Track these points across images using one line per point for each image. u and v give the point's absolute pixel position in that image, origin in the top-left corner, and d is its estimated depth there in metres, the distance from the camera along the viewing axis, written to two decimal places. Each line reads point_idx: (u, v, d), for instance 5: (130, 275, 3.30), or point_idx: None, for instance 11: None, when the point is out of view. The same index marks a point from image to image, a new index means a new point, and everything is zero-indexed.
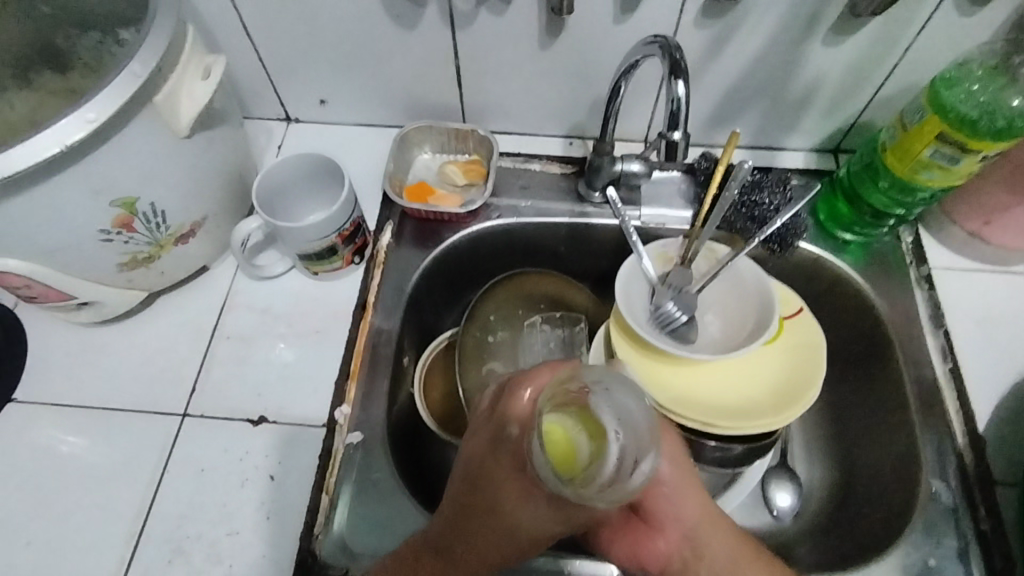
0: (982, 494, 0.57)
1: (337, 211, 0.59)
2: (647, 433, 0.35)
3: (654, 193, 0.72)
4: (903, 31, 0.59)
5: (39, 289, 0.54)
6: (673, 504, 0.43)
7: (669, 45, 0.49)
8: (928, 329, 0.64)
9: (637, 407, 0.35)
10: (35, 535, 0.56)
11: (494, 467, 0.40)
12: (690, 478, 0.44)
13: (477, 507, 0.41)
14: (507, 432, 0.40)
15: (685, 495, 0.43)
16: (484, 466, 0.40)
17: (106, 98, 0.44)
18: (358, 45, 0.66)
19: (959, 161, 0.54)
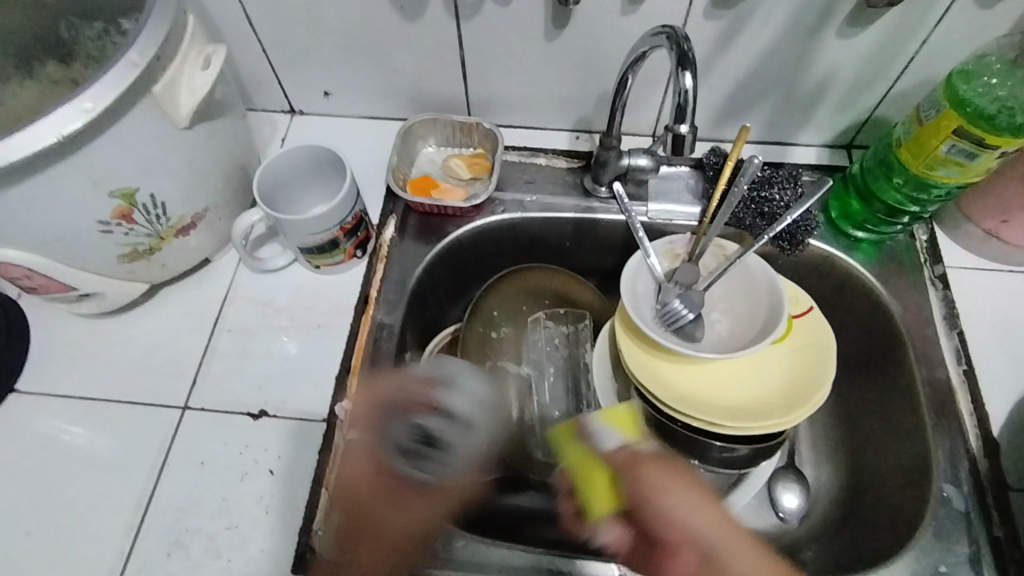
0: (996, 499, 0.56)
1: (338, 204, 0.58)
2: (484, 407, 0.52)
3: (662, 188, 0.71)
4: (920, 23, 0.57)
5: (41, 280, 0.54)
6: (679, 510, 0.45)
7: (677, 35, 0.47)
8: (942, 330, 0.63)
9: (478, 387, 0.52)
10: (36, 525, 0.56)
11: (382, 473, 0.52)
12: (691, 482, 0.46)
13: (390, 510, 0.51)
14: (383, 436, 0.53)
15: (671, 483, 0.45)
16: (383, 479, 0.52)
17: (104, 88, 0.44)
18: (362, 36, 0.66)
19: (978, 157, 0.52)
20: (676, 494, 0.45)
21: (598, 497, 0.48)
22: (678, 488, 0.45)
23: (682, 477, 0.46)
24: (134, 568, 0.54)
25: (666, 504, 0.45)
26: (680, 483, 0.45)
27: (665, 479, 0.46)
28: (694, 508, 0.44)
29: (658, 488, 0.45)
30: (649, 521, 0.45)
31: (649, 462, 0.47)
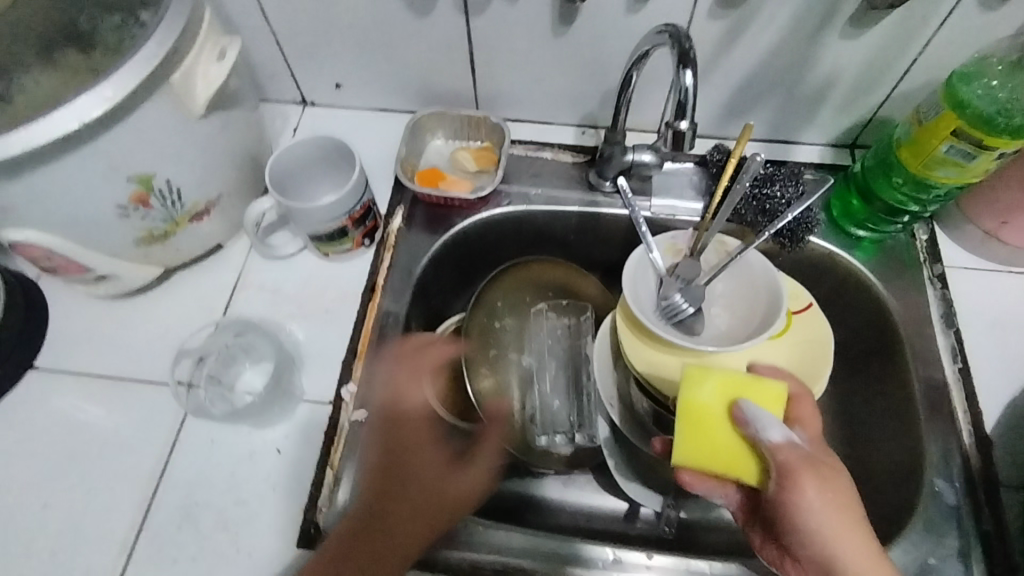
0: (986, 494, 0.57)
1: (347, 193, 0.60)
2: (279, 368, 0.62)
3: (666, 183, 0.72)
4: (924, 24, 0.58)
5: (61, 261, 0.56)
6: (816, 522, 0.44)
7: (678, 34, 0.48)
8: (939, 328, 0.64)
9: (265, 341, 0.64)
10: (54, 497, 0.58)
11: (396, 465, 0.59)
12: (847, 509, 0.45)
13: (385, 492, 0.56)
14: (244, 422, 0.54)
15: (827, 500, 0.44)
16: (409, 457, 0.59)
17: (123, 78, 0.46)
18: (373, 30, 0.67)
19: (975, 158, 0.53)
20: (828, 513, 0.44)
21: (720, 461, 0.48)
22: (832, 509, 0.44)
23: (844, 498, 0.45)
24: (146, 540, 0.56)
25: (813, 520, 0.44)
26: (839, 501, 0.45)
27: (824, 498, 0.44)
28: (846, 526, 0.44)
29: (815, 505, 0.44)
30: (788, 522, 0.46)
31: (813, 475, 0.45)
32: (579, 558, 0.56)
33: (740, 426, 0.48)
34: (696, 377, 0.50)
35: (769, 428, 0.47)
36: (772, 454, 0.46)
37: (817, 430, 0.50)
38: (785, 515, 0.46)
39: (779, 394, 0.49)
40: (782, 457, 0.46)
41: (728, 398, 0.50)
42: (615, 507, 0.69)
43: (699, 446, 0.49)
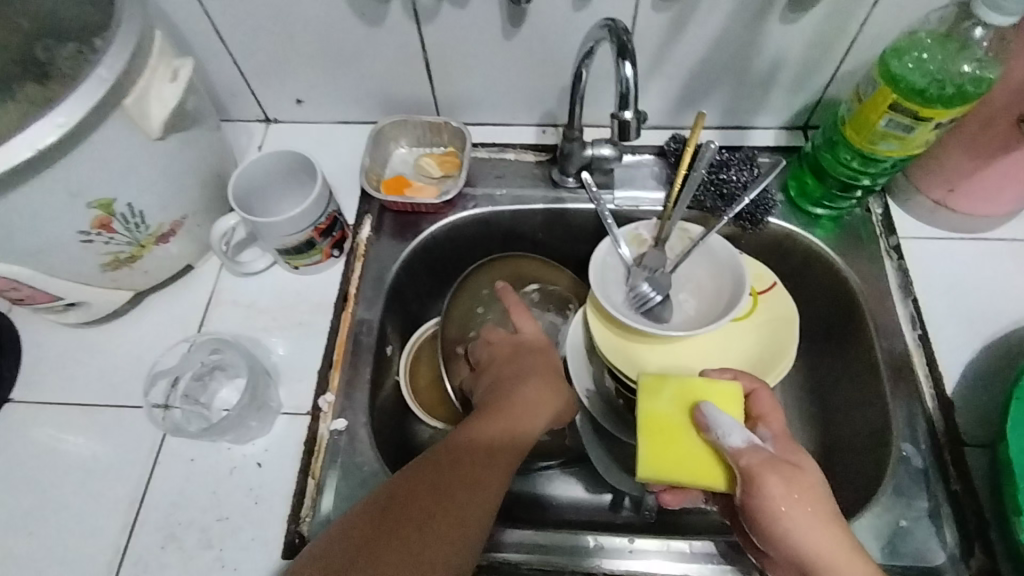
0: (953, 455, 0.58)
1: (311, 206, 0.61)
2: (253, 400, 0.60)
3: (628, 175, 0.73)
4: (858, 3, 0.60)
5: (27, 291, 0.56)
6: (784, 523, 0.45)
7: (617, 28, 0.49)
8: (898, 297, 0.65)
9: (234, 354, 0.63)
10: (35, 526, 0.58)
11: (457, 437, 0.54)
12: (815, 507, 0.45)
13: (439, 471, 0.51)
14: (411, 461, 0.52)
15: (795, 501, 0.45)
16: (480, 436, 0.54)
17: (75, 104, 0.46)
18: (328, 43, 0.68)
19: (915, 130, 0.55)
20: (795, 512, 0.45)
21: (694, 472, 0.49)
22: (799, 509, 0.45)
23: (811, 496, 0.45)
24: (131, 561, 0.56)
25: (785, 523, 0.45)
26: (807, 499, 0.45)
27: (788, 498, 0.45)
28: (818, 521, 0.45)
29: (782, 504, 0.45)
30: (759, 526, 0.47)
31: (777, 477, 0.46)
32: (560, 547, 0.57)
33: (700, 431, 0.51)
34: (654, 387, 0.54)
35: (728, 430, 0.48)
36: (735, 458, 0.47)
37: (780, 424, 0.52)
38: (757, 520, 0.46)
39: (734, 394, 0.52)
40: (745, 460, 0.47)
41: (686, 405, 0.52)
42: (600, 498, 0.69)
43: (668, 454, 0.50)
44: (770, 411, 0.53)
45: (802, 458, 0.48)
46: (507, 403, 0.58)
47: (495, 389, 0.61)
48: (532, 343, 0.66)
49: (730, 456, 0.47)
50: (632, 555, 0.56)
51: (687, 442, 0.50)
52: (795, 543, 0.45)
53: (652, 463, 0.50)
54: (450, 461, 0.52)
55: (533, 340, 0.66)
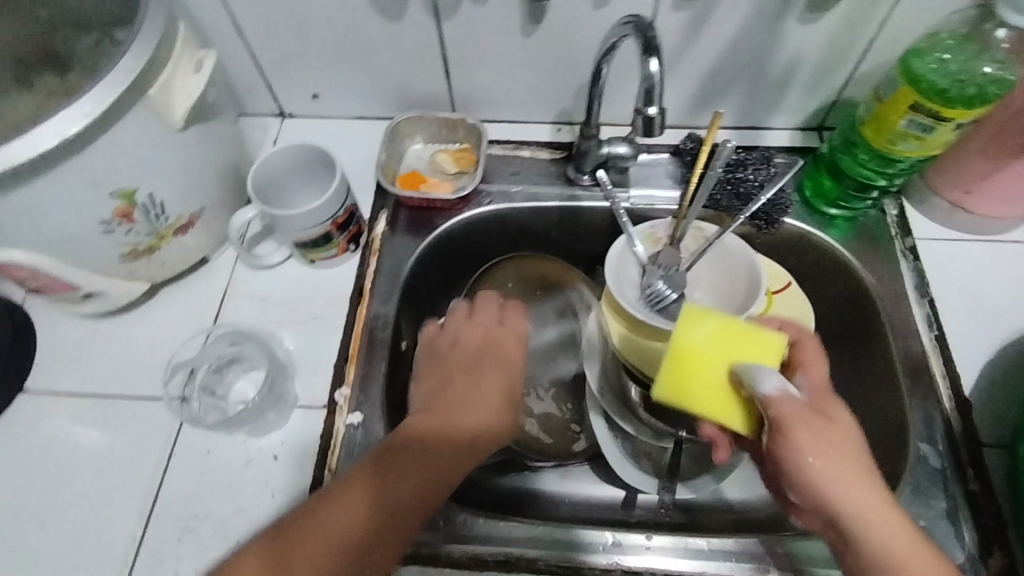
0: (970, 455, 0.58)
1: (330, 199, 0.61)
2: (268, 396, 0.60)
3: (643, 174, 0.74)
4: (877, 4, 0.60)
5: (46, 280, 0.56)
6: (810, 473, 0.43)
7: (642, 24, 0.50)
8: (914, 298, 0.66)
9: (255, 350, 0.64)
10: (50, 517, 0.58)
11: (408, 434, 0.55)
12: (843, 457, 0.43)
13: (388, 474, 0.52)
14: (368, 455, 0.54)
15: (822, 450, 0.43)
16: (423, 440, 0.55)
17: (101, 93, 0.46)
18: (346, 39, 0.68)
19: (934, 130, 0.55)
20: (829, 456, 0.43)
21: (712, 408, 0.48)
22: (833, 453, 0.43)
23: (837, 445, 0.43)
24: (147, 553, 0.56)
25: (811, 472, 0.43)
26: (835, 448, 0.43)
27: (823, 439, 0.43)
28: (851, 465, 0.43)
29: (818, 447, 0.43)
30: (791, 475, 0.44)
31: (806, 424, 0.43)
32: (577, 544, 0.57)
33: (730, 371, 0.48)
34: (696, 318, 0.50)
35: (763, 378, 0.46)
36: (767, 406, 0.44)
37: (820, 373, 0.50)
38: (784, 469, 0.44)
39: (778, 346, 0.48)
40: (775, 409, 0.44)
41: (723, 344, 0.49)
42: (612, 496, 0.69)
43: (688, 384, 0.48)
44: (811, 360, 0.51)
45: (829, 407, 0.46)
46: (469, 408, 0.58)
47: (461, 377, 0.60)
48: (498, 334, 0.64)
49: (763, 404, 0.45)
50: (649, 552, 0.56)
51: (713, 378, 0.48)
52: (827, 492, 0.43)
53: (668, 389, 0.49)
54: (397, 460, 0.53)
55: (501, 333, 0.64)
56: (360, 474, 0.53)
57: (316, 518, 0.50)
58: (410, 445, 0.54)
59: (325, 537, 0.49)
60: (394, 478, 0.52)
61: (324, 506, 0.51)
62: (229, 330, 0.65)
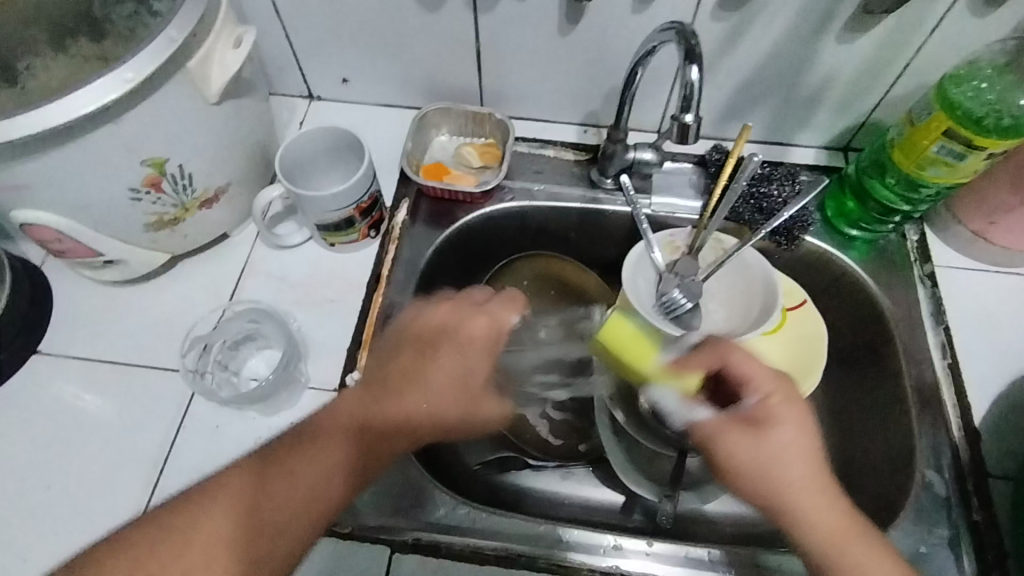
0: (975, 485, 0.58)
1: (356, 183, 0.61)
2: (279, 379, 0.60)
3: (666, 182, 0.73)
4: (915, 30, 0.60)
5: (70, 244, 0.56)
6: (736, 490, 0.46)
7: (684, 30, 0.50)
8: (929, 325, 0.66)
9: (276, 328, 0.64)
10: (56, 480, 0.58)
11: (382, 390, 0.49)
12: (763, 478, 0.44)
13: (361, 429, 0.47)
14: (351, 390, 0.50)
15: (739, 471, 0.45)
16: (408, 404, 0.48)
17: (143, 61, 0.47)
18: (382, 26, 0.68)
19: (966, 158, 0.56)
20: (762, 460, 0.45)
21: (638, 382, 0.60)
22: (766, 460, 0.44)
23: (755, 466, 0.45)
24: None
25: (735, 488, 0.46)
26: (753, 470, 0.45)
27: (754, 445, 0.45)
28: (788, 467, 0.44)
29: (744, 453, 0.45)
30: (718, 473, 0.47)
31: (721, 446, 0.46)
32: (575, 545, 0.57)
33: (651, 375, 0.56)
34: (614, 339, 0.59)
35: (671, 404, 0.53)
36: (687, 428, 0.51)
37: (765, 376, 0.47)
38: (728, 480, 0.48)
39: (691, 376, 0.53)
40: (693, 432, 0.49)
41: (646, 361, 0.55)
42: (612, 499, 0.69)
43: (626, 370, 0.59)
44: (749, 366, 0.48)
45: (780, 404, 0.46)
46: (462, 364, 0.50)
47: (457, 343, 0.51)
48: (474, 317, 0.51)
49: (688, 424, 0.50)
50: (648, 558, 0.56)
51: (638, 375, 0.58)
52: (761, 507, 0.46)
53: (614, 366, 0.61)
54: (372, 406, 0.48)
55: (480, 334, 0.51)
56: (334, 416, 0.47)
57: (292, 458, 0.45)
58: (387, 403, 0.48)
59: (304, 488, 0.44)
60: (376, 409, 0.48)
61: (298, 447, 0.46)
62: (248, 307, 0.64)
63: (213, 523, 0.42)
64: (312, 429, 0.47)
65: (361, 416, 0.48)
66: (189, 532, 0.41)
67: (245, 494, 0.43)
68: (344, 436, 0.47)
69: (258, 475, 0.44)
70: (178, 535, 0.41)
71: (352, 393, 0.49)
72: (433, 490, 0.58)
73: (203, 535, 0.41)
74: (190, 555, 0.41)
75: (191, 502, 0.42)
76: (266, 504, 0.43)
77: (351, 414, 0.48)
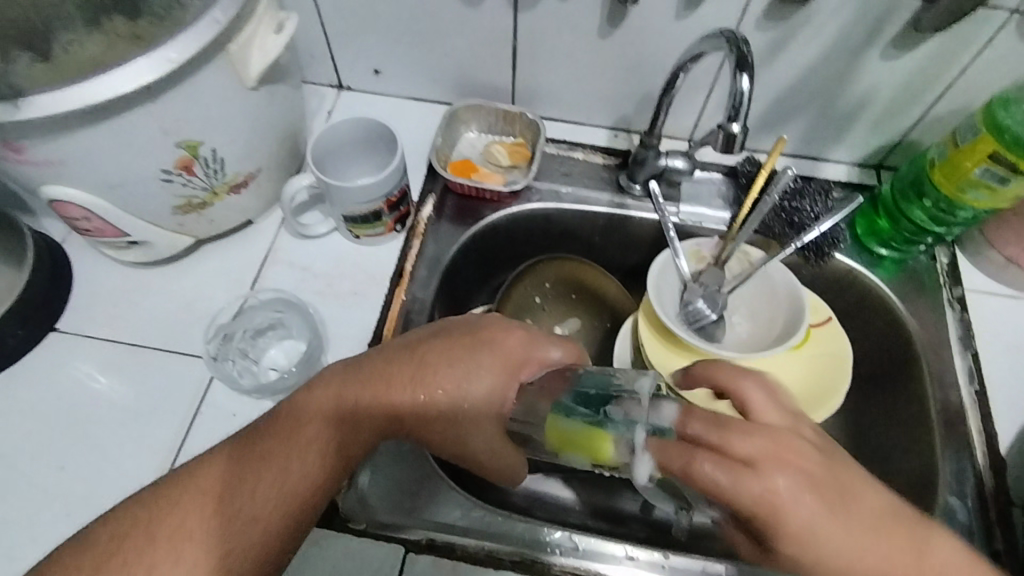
0: (999, 515, 0.57)
1: (387, 176, 0.60)
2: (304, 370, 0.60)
3: (694, 191, 0.72)
4: (962, 51, 0.59)
5: (97, 223, 0.56)
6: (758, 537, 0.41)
7: (736, 39, 0.50)
8: (958, 350, 0.65)
9: (301, 318, 0.63)
10: (69, 460, 0.58)
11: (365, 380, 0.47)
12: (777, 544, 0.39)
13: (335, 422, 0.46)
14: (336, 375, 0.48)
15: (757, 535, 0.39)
16: (397, 397, 0.46)
17: (187, 41, 0.46)
18: (420, 19, 0.68)
19: (1009, 182, 0.55)
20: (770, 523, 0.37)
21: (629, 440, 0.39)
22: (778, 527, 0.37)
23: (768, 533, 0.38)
24: None
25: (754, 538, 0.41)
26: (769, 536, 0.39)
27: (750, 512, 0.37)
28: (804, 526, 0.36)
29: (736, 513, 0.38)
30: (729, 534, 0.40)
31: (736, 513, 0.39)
32: (590, 553, 0.56)
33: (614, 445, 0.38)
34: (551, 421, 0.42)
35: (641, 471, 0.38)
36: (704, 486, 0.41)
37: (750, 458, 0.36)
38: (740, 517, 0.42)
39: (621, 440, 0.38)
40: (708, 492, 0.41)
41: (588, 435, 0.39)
42: (625, 509, 0.68)
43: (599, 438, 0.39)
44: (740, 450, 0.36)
45: (768, 466, 0.36)
46: (465, 369, 0.47)
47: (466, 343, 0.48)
48: (486, 329, 0.49)
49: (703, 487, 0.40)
50: (664, 571, 0.55)
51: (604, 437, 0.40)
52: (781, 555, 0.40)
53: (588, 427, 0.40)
54: (359, 399, 0.46)
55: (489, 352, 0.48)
56: (311, 401, 0.46)
57: (269, 446, 0.45)
58: (367, 393, 0.46)
59: (274, 476, 0.44)
60: (361, 402, 0.46)
61: (275, 433, 0.45)
62: (272, 294, 0.63)
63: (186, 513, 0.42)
64: (295, 415, 0.46)
65: (343, 410, 0.46)
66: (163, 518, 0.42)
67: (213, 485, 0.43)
68: (320, 425, 0.46)
69: (233, 465, 0.44)
70: (154, 521, 0.42)
71: (335, 374, 0.47)
72: (448, 490, 0.58)
73: (178, 526, 0.42)
74: (164, 534, 0.42)
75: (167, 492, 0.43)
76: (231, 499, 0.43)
77: (336, 398, 0.46)
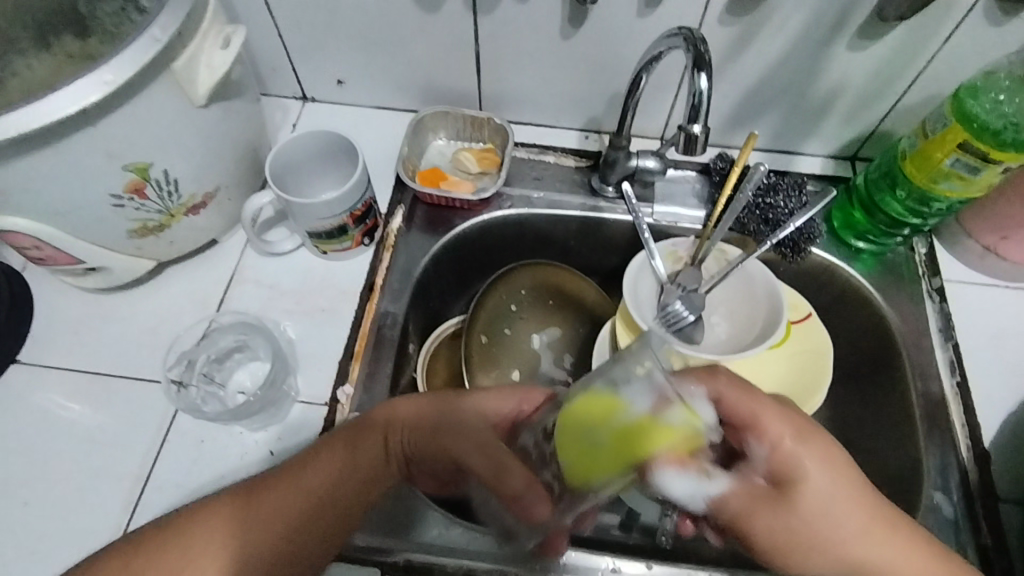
0: (985, 509, 0.57)
1: (349, 190, 0.58)
2: (270, 395, 0.58)
3: (668, 191, 0.71)
4: (929, 38, 0.58)
5: (50, 251, 0.54)
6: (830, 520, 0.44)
7: (693, 37, 0.49)
8: (938, 341, 0.64)
9: (266, 339, 0.62)
10: (32, 496, 0.56)
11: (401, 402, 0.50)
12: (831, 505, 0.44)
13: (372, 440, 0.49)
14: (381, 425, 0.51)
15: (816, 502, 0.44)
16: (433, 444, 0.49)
17: (126, 62, 0.45)
18: (379, 27, 0.66)
19: (980, 171, 0.54)
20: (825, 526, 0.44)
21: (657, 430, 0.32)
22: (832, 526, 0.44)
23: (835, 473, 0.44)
24: None
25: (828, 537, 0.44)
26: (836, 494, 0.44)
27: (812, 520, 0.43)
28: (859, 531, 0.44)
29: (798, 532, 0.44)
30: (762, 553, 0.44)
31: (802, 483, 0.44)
32: (574, 567, 0.55)
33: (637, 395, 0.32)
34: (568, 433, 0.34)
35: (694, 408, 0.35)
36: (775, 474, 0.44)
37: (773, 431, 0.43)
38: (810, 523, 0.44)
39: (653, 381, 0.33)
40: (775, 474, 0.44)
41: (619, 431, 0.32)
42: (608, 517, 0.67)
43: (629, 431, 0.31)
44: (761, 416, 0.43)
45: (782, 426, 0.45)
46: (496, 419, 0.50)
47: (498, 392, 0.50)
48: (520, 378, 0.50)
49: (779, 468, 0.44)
50: None
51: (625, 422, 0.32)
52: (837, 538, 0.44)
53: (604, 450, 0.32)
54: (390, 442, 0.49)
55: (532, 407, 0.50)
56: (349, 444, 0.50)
57: (301, 478, 0.48)
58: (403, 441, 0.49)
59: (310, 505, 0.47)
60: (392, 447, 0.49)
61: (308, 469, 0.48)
62: (235, 315, 0.62)
63: (206, 537, 0.45)
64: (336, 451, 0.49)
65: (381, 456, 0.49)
66: (181, 546, 0.44)
67: (237, 508, 0.46)
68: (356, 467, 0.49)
69: (250, 498, 0.47)
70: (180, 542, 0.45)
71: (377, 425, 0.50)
72: (426, 508, 0.56)
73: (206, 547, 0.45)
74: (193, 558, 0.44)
75: (191, 512, 0.46)
76: (256, 516, 0.46)
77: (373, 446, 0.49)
